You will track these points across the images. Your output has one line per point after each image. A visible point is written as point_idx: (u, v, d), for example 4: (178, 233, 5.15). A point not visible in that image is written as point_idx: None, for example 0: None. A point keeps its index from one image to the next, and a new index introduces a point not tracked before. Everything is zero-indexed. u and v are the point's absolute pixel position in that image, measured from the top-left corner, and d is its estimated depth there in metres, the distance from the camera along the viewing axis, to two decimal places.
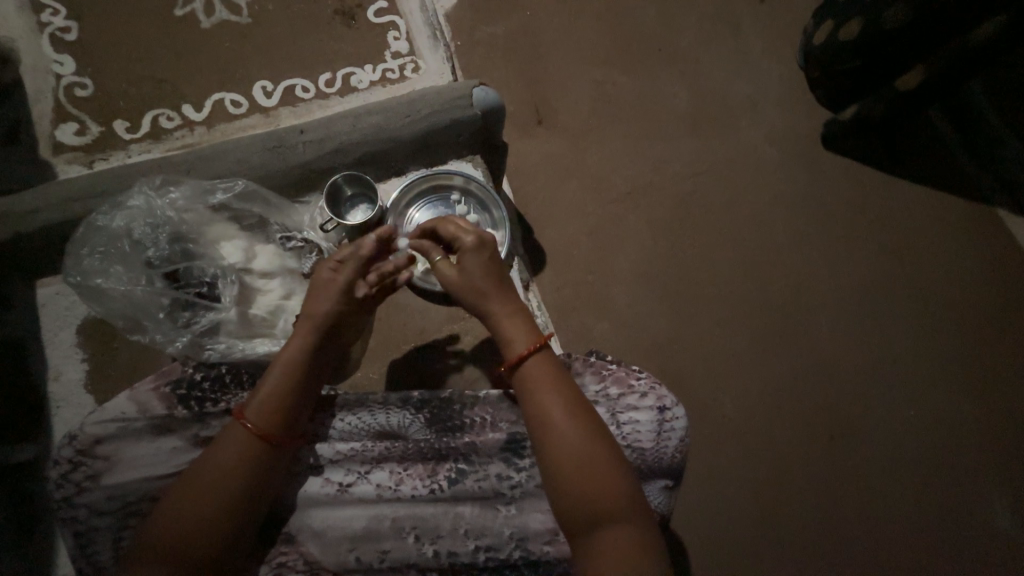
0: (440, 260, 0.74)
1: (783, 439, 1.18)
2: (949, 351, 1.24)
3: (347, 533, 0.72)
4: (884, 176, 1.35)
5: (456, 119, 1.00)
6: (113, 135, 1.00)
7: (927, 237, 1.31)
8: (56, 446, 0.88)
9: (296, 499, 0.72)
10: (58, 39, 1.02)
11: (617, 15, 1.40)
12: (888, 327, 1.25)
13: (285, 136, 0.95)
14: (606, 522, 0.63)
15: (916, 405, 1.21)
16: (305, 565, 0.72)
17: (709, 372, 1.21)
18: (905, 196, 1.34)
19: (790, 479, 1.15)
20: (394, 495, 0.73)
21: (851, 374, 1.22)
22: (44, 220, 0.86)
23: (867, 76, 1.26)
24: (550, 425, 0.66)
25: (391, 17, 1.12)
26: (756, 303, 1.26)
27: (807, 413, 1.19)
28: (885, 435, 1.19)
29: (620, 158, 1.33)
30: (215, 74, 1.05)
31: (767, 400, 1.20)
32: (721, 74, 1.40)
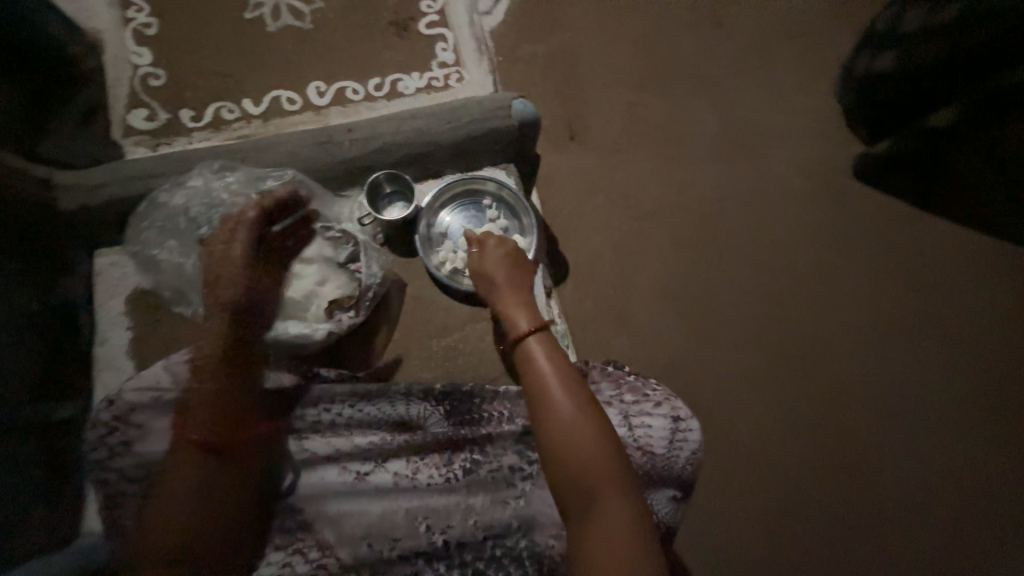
0: (473, 251, 0.90)
1: (800, 472, 1.15)
2: (977, 396, 1.20)
3: (362, 522, 0.73)
4: (917, 213, 1.34)
5: (496, 127, 1.05)
6: (178, 123, 1.08)
7: (958, 277, 1.28)
8: (96, 406, 0.94)
9: (315, 483, 0.75)
10: (140, 33, 1.12)
11: (655, 39, 1.44)
12: (915, 366, 1.22)
13: (334, 134, 1.00)
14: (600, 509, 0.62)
15: (941, 448, 1.16)
16: (319, 551, 0.72)
17: (725, 396, 1.19)
18: (941, 234, 1.31)
19: (803, 513, 1.12)
20: (408, 484, 0.75)
21: (873, 411, 1.19)
22: (106, 196, 0.93)
23: (901, 110, 1.29)
24: (549, 402, 0.66)
25: (441, 30, 1.19)
26: (777, 330, 1.24)
27: (826, 448, 1.16)
28: (907, 477, 1.15)
29: (648, 177, 1.35)
30: (275, 73, 1.12)
31: (784, 430, 1.17)
32: (755, 103, 1.42)
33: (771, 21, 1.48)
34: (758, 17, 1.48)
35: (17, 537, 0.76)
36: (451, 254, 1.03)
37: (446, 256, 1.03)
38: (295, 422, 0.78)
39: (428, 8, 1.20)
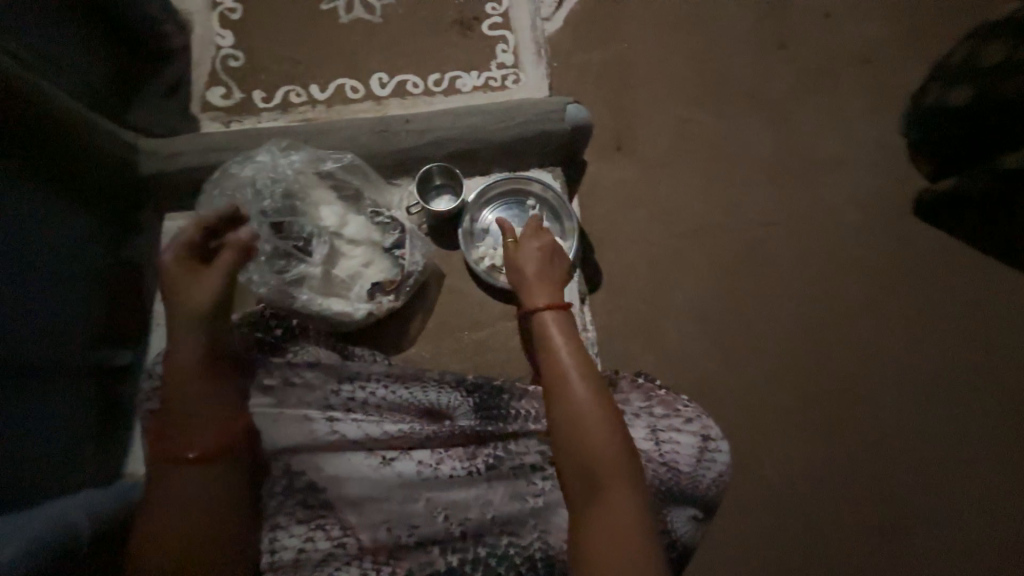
0: (510, 240, 0.95)
1: (806, 499, 1.20)
2: (987, 445, 1.24)
3: (383, 506, 0.75)
4: (967, 262, 1.32)
5: (548, 130, 1.06)
6: (250, 102, 1.15)
7: (991, 328, 1.29)
8: (151, 358, 1.01)
9: (341, 465, 0.76)
10: (224, 17, 1.19)
11: (715, 54, 1.41)
12: (931, 409, 1.25)
13: (392, 123, 1.04)
14: (614, 502, 0.67)
15: (943, 491, 1.21)
16: (341, 530, 0.75)
17: (743, 421, 1.23)
18: (983, 286, 1.31)
19: (804, 539, 1.18)
20: (430, 475, 0.76)
21: (884, 451, 1.23)
22: (183, 163, 1.00)
23: (975, 147, 1.22)
24: (566, 381, 0.74)
25: (502, 31, 1.22)
26: (802, 363, 1.27)
27: (833, 480, 1.21)
28: (907, 515, 1.20)
29: (694, 194, 1.34)
30: (342, 63, 1.18)
31: (796, 459, 1.22)
32: (812, 128, 1.39)
33: (840, 44, 1.43)
34: (826, 39, 1.43)
35: (73, 470, 0.83)
36: (491, 251, 1.05)
37: (485, 253, 1.05)
38: (329, 399, 0.80)
39: (493, 10, 1.22)
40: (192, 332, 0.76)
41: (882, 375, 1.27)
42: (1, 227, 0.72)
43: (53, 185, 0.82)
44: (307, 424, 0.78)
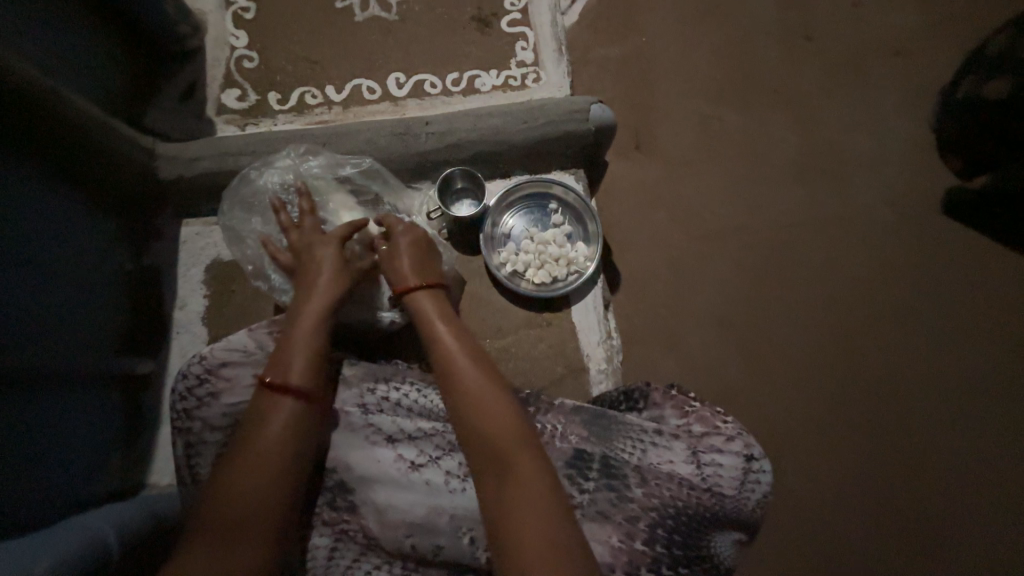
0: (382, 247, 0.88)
1: (835, 509, 1.16)
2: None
3: (407, 517, 0.74)
4: (1004, 266, 1.27)
5: (571, 131, 1.03)
6: (266, 105, 1.12)
7: None
8: (172, 366, 1.00)
9: (370, 472, 0.76)
10: (238, 16, 1.16)
11: (741, 49, 1.36)
12: (966, 417, 1.21)
13: (411, 126, 1.01)
14: (518, 501, 0.63)
15: (980, 502, 1.17)
16: (364, 538, 0.75)
17: (771, 429, 1.20)
18: (1021, 293, 1.26)
19: (834, 550, 1.14)
20: (458, 486, 0.75)
21: (917, 460, 1.19)
22: (201, 169, 0.98)
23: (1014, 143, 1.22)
24: (454, 367, 0.72)
25: (522, 28, 1.18)
26: (832, 370, 1.23)
27: (864, 490, 1.17)
28: (942, 526, 1.16)
29: (718, 195, 1.30)
30: (358, 62, 1.15)
31: (825, 468, 1.18)
32: (843, 126, 1.34)
33: (872, 37, 1.37)
34: (858, 32, 1.37)
35: (99, 479, 0.83)
36: (513, 255, 1.03)
37: (507, 257, 1.03)
38: (364, 399, 0.80)
39: (512, 5, 1.18)
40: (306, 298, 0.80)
41: (914, 381, 1.22)
42: (41, 239, 0.75)
43: (72, 193, 0.82)
44: (345, 418, 0.78)
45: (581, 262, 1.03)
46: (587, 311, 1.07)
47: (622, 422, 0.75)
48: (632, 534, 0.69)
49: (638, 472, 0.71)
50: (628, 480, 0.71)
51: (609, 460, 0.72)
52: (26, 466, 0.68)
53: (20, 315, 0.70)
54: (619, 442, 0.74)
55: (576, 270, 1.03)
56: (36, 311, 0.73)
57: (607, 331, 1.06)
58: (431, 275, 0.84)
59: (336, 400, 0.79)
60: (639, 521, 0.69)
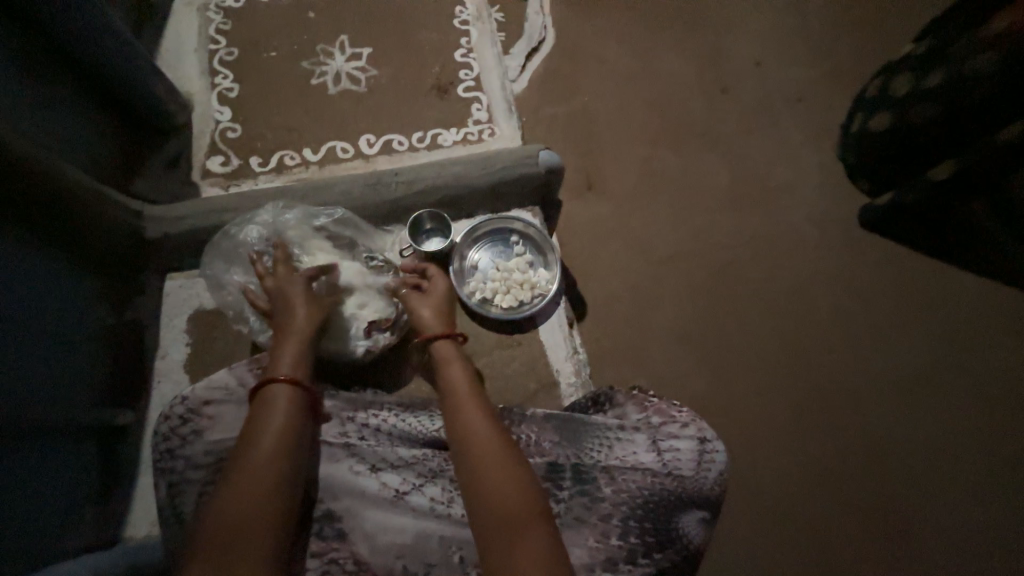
0: (406, 291, 0.99)
1: (801, 499, 1.23)
2: (963, 429, 1.30)
3: (397, 541, 0.76)
4: (913, 266, 1.45)
5: (524, 174, 1.17)
6: (248, 168, 1.24)
7: (947, 317, 1.40)
8: (152, 416, 1.02)
9: (354, 501, 0.78)
10: (222, 95, 1.30)
11: (665, 101, 1.60)
12: (905, 399, 1.32)
13: (382, 177, 1.13)
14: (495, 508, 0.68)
15: (930, 478, 1.26)
16: (354, 565, 0.75)
17: (734, 429, 1.28)
18: (932, 287, 1.43)
19: (804, 539, 1.21)
20: (443, 511, 0.78)
21: (869, 445, 1.28)
22: (189, 225, 1.06)
23: (906, 164, 1.39)
24: (464, 413, 0.78)
25: (476, 93, 1.36)
26: (781, 369, 1.34)
27: (825, 477, 1.25)
28: (899, 505, 1.24)
29: (661, 222, 1.46)
30: (333, 128, 1.30)
31: (788, 461, 1.26)
32: (759, 158, 1.55)
33: (771, 86, 1.64)
34: (759, 84, 1.64)
35: (67, 537, 0.83)
36: (481, 284, 1.14)
37: (476, 287, 1.13)
38: (345, 429, 0.84)
39: (466, 75, 1.38)
40: (293, 326, 0.87)
41: (855, 372, 1.34)
42: (14, 294, 0.78)
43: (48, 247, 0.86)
44: (328, 451, 0.81)
45: (544, 286, 1.14)
46: (553, 329, 1.16)
47: (588, 423, 0.81)
48: (608, 532, 0.74)
49: (607, 471, 0.77)
50: (598, 482, 0.76)
51: (579, 465, 0.77)
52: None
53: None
54: (587, 442, 0.79)
55: (540, 292, 1.13)
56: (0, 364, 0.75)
57: (573, 348, 1.14)
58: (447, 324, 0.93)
59: (318, 434, 0.82)
60: (612, 518, 0.74)
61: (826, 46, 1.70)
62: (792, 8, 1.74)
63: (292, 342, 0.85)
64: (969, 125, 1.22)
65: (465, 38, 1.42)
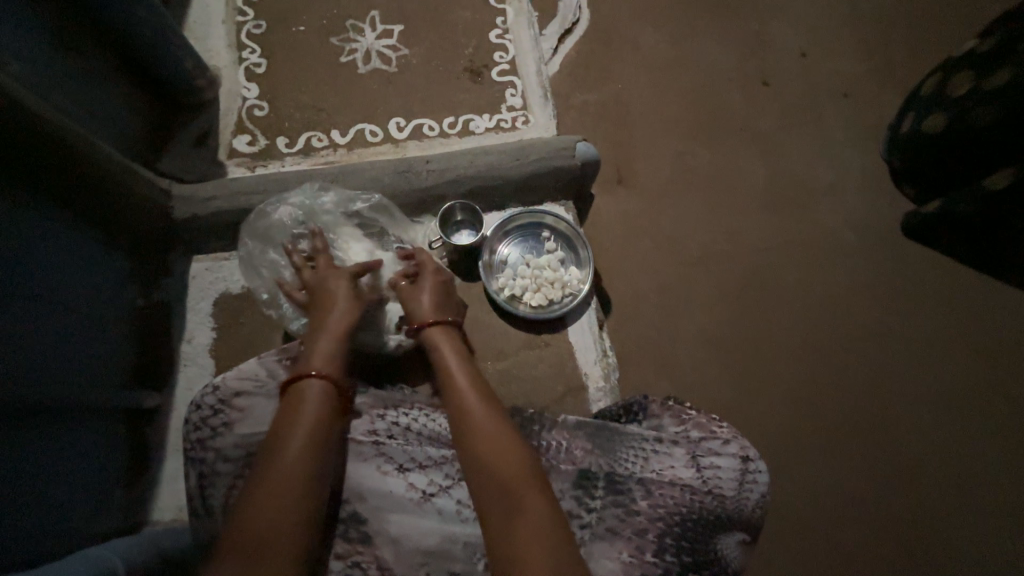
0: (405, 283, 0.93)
1: (827, 514, 1.21)
2: (1002, 452, 1.25)
3: (423, 544, 0.75)
4: (960, 279, 1.38)
5: (560, 167, 1.12)
6: (276, 148, 1.20)
7: (994, 335, 1.33)
8: (178, 401, 1.02)
9: (380, 501, 0.77)
10: (250, 71, 1.26)
11: (706, 93, 1.51)
12: (942, 418, 1.27)
13: (413, 164, 1.09)
14: (515, 510, 0.65)
15: (963, 499, 1.22)
16: (378, 569, 0.74)
17: (760, 440, 1.25)
18: (981, 304, 1.36)
19: (828, 554, 1.18)
20: (469, 515, 0.77)
21: (901, 463, 1.24)
22: (216, 207, 1.03)
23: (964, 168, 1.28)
24: (465, 405, 0.76)
25: (511, 77, 1.30)
26: (813, 381, 1.29)
27: (852, 494, 1.22)
28: (928, 526, 1.20)
29: (696, 222, 1.40)
30: (362, 109, 1.25)
31: (814, 476, 1.23)
32: (803, 158, 1.48)
33: (820, 81, 1.55)
34: (808, 77, 1.55)
35: (96, 518, 0.84)
36: (510, 280, 1.10)
37: (505, 282, 1.10)
38: (374, 424, 0.82)
39: (501, 58, 1.31)
40: (329, 317, 0.85)
41: (891, 388, 1.29)
42: (41, 269, 0.77)
43: (78, 222, 0.84)
44: (357, 446, 0.80)
45: (575, 286, 1.10)
46: (582, 329, 1.12)
47: (623, 432, 0.79)
48: (642, 547, 0.71)
49: (642, 484, 0.75)
50: (633, 494, 0.74)
51: (613, 476, 0.75)
52: (17, 501, 0.68)
53: (13, 347, 0.71)
54: (621, 452, 0.77)
55: (571, 292, 1.09)
56: (28, 344, 0.73)
57: (603, 349, 1.11)
58: (445, 313, 0.91)
59: (347, 430, 0.81)
60: (648, 533, 0.72)
61: (882, 38, 1.59)
62: None
63: (331, 337, 0.82)
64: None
65: (501, 18, 1.34)
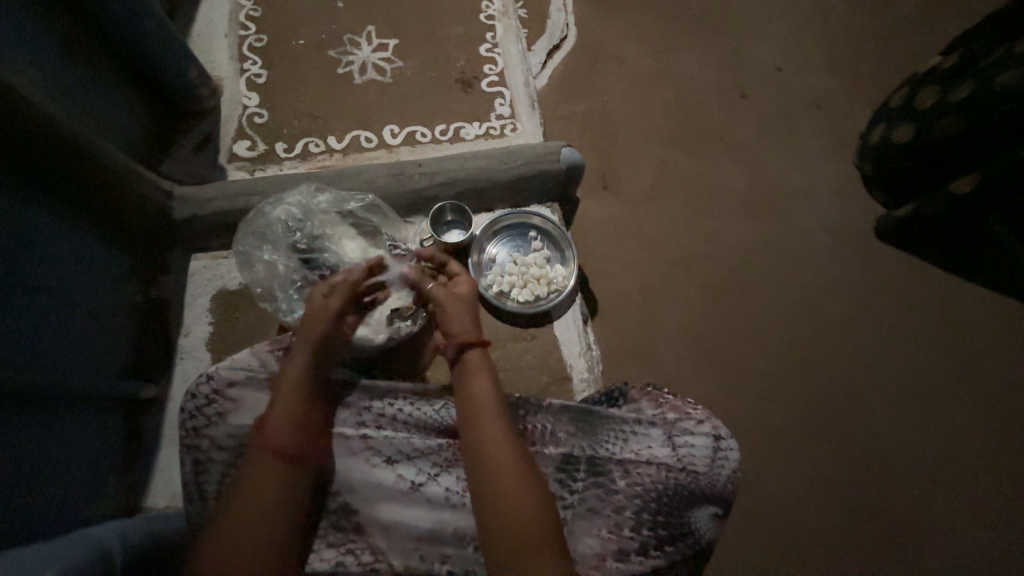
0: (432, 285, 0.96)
1: (800, 495, 1.25)
2: (967, 437, 1.31)
3: (413, 532, 0.78)
4: (926, 276, 1.45)
5: (545, 171, 1.18)
6: (274, 153, 1.26)
7: (958, 328, 1.40)
8: (175, 391, 1.05)
9: (370, 491, 0.80)
10: (251, 81, 1.32)
11: (685, 104, 1.60)
12: (910, 405, 1.33)
13: (406, 168, 1.15)
14: (511, 518, 0.70)
15: (930, 482, 1.27)
16: (372, 555, 0.78)
17: (737, 427, 1.30)
18: (950, 304, 1.42)
19: (801, 532, 1.23)
20: (457, 501, 0.79)
21: (872, 448, 1.30)
22: (216, 208, 1.08)
23: (935, 176, 1.36)
24: (480, 424, 0.77)
25: (499, 88, 1.37)
26: (789, 373, 1.35)
27: (825, 477, 1.27)
28: (898, 506, 1.25)
29: (676, 224, 1.47)
30: (358, 117, 1.31)
31: (788, 460, 1.28)
32: (776, 164, 1.56)
33: (793, 93, 1.64)
34: (781, 90, 1.64)
35: (94, 501, 0.87)
36: (498, 278, 1.16)
37: (494, 279, 1.15)
38: (362, 416, 0.85)
39: (490, 70, 1.39)
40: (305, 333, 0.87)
41: (863, 379, 1.35)
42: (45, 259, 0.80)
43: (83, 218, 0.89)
44: (344, 440, 0.82)
45: (560, 282, 1.16)
46: (567, 325, 1.17)
47: (605, 417, 0.83)
48: (620, 523, 0.76)
49: (622, 464, 0.78)
50: (613, 474, 0.78)
51: (594, 459, 0.79)
52: (19, 482, 0.70)
53: (18, 334, 0.74)
54: (603, 435, 0.81)
55: (556, 289, 1.15)
56: (33, 332, 0.77)
57: (587, 344, 1.16)
58: (470, 329, 0.89)
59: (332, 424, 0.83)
60: (625, 510, 0.76)
61: (849, 55, 1.69)
62: (817, 16, 1.73)
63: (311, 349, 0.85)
64: (986, 141, 1.21)
65: (491, 33, 1.43)
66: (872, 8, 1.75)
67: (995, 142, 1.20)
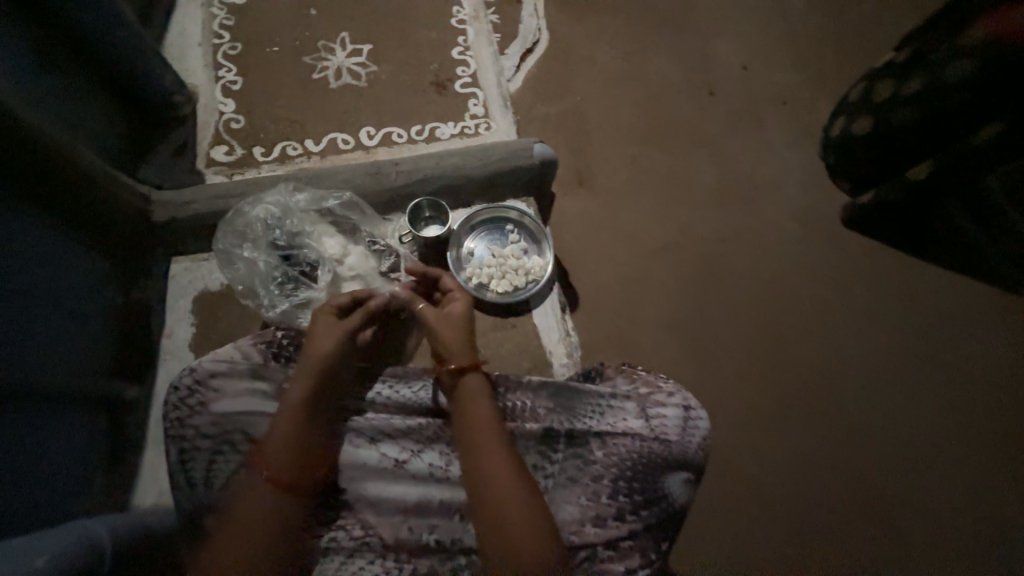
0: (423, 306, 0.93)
1: (772, 464, 1.31)
2: (927, 404, 1.38)
3: (401, 506, 0.80)
4: (883, 255, 1.53)
5: (519, 166, 1.22)
6: (252, 157, 1.28)
7: (914, 302, 1.48)
8: (158, 390, 1.07)
9: (356, 470, 0.82)
10: (226, 87, 1.34)
11: (652, 99, 1.66)
12: (874, 377, 1.40)
13: (382, 167, 1.18)
14: (505, 524, 0.70)
15: (893, 446, 1.34)
16: (362, 529, 0.80)
17: (711, 404, 1.36)
18: (906, 280, 1.51)
19: (774, 498, 1.28)
20: (442, 475, 0.82)
21: (838, 418, 1.36)
22: (195, 210, 1.10)
23: (887, 166, 1.42)
24: (479, 439, 0.76)
25: (472, 89, 1.42)
26: (759, 351, 1.41)
27: (796, 447, 1.33)
28: (864, 471, 1.32)
29: (648, 214, 1.52)
30: (334, 120, 1.34)
31: (760, 432, 1.34)
32: (740, 153, 1.63)
33: (754, 87, 1.72)
34: (742, 84, 1.72)
35: (79, 499, 0.88)
36: (477, 270, 1.18)
37: (473, 272, 1.18)
38: (345, 401, 0.87)
39: (463, 72, 1.43)
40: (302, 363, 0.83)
41: (829, 354, 1.42)
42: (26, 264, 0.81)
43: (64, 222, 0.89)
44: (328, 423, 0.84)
45: (538, 272, 1.18)
46: (546, 313, 1.23)
47: (581, 391, 0.86)
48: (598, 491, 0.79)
49: (598, 436, 0.82)
50: (590, 445, 0.81)
51: (572, 431, 0.82)
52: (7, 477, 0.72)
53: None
54: (580, 408, 0.84)
55: (534, 279, 1.17)
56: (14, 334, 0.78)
57: (565, 331, 1.22)
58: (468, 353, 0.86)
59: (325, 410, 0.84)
60: (603, 478, 0.80)
61: (806, 51, 1.78)
62: (775, 15, 1.82)
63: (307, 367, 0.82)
64: (942, 129, 1.25)
65: (463, 37, 1.47)
66: (825, 7, 1.85)
67: (948, 129, 1.25)
